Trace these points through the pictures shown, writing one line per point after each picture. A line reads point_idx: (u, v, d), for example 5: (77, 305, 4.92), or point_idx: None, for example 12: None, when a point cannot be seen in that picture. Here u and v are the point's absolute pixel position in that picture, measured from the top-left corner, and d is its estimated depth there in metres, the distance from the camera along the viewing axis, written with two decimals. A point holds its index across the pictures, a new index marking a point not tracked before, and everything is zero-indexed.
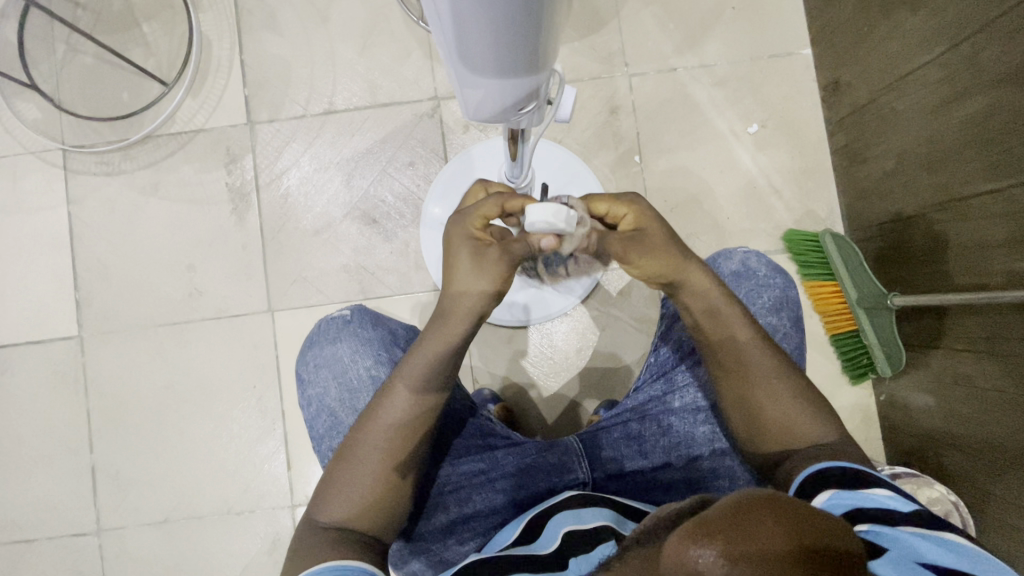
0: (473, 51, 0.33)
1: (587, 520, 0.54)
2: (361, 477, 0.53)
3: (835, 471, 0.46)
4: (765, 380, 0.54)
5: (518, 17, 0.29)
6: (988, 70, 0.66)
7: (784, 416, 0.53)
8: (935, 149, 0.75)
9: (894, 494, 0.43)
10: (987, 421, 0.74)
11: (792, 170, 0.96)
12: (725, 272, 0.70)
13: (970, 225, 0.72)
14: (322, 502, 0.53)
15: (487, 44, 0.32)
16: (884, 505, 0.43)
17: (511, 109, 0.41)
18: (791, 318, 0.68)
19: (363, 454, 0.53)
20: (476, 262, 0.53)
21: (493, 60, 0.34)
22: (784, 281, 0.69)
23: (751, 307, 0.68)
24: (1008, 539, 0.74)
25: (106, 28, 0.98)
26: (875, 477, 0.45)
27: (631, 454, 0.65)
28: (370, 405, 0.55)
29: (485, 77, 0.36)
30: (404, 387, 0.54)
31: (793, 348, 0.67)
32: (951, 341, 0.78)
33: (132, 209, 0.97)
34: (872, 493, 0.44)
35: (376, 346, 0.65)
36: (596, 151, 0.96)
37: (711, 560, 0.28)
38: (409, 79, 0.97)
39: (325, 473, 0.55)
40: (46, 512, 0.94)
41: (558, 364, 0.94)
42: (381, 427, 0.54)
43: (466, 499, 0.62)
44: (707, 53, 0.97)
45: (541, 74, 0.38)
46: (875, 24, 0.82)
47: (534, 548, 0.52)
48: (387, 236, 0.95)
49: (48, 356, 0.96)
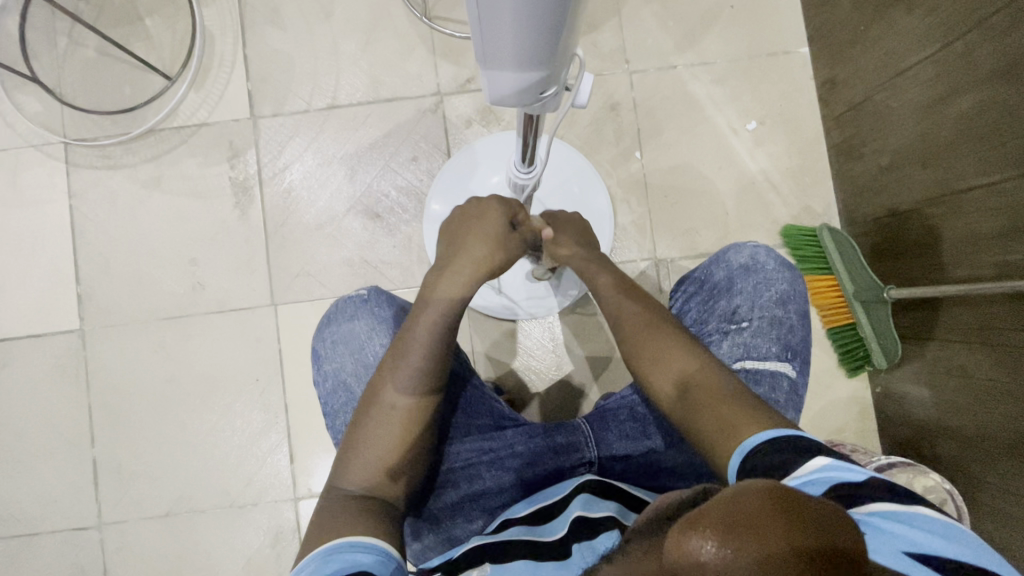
0: (493, 27, 0.32)
1: (595, 509, 0.55)
2: (385, 436, 0.54)
3: (779, 450, 0.44)
4: (687, 351, 0.56)
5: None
6: (984, 66, 0.68)
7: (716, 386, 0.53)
8: (930, 145, 0.77)
9: (829, 459, 0.43)
10: (981, 412, 0.75)
11: (789, 166, 0.97)
12: (734, 265, 0.71)
13: (964, 220, 0.74)
14: (344, 470, 0.54)
15: (511, 20, 0.31)
16: (832, 477, 0.41)
17: (529, 98, 0.40)
18: (796, 311, 0.69)
19: (377, 417, 0.55)
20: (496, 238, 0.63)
21: (531, 40, 0.33)
22: (792, 275, 0.71)
23: (757, 300, 0.69)
24: (1002, 527, 0.75)
25: (108, 22, 0.98)
26: (808, 444, 0.44)
27: (636, 436, 0.66)
28: (383, 368, 0.57)
29: (504, 59, 0.35)
30: (422, 345, 0.56)
31: (800, 341, 0.69)
32: (946, 332, 0.80)
33: (134, 202, 0.97)
34: (817, 466, 0.42)
35: (392, 325, 0.66)
36: (597, 147, 0.98)
37: (713, 552, 0.28)
38: (412, 74, 0.98)
39: (343, 442, 0.56)
40: (47, 505, 0.94)
41: (559, 356, 0.95)
42: (398, 386, 0.55)
43: (475, 476, 0.63)
44: (707, 50, 0.99)
45: (565, 55, 0.37)
46: (870, 23, 0.84)
47: (539, 535, 0.54)
48: (389, 230, 0.96)
49: (48, 349, 0.96)
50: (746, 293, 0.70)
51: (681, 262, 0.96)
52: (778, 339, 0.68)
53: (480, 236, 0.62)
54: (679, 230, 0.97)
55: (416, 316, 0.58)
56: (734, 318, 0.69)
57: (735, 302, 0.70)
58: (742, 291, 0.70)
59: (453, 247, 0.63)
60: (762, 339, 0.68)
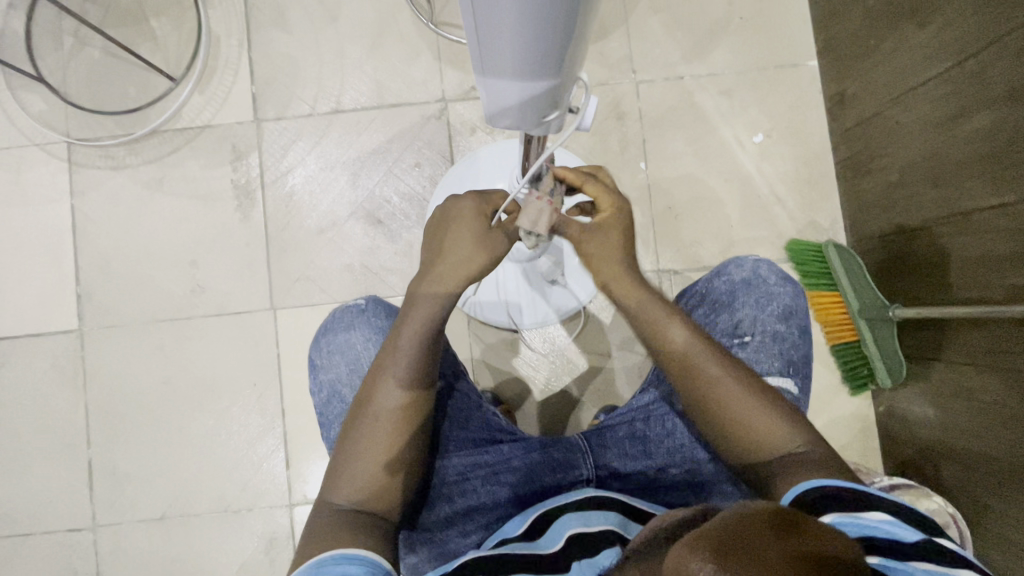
0: (493, 40, 0.31)
1: (594, 523, 0.54)
2: (373, 450, 0.53)
3: (833, 494, 0.45)
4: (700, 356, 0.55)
5: (546, 7, 0.27)
6: (996, 87, 0.67)
7: (761, 415, 0.53)
8: (939, 164, 0.76)
9: (893, 518, 0.43)
10: (987, 436, 0.74)
11: (796, 180, 0.96)
12: (735, 278, 0.70)
13: (973, 240, 0.73)
14: (333, 484, 0.53)
15: (511, 34, 0.30)
16: (888, 534, 0.42)
17: (531, 116, 0.39)
18: (798, 327, 0.68)
19: (369, 423, 0.54)
20: (479, 238, 0.57)
21: (524, 55, 0.32)
22: (793, 289, 0.70)
23: (760, 314, 0.68)
24: (1007, 553, 0.74)
25: (114, 22, 0.98)
26: (870, 498, 0.44)
27: (634, 453, 0.66)
28: (367, 382, 0.55)
29: (506, 72, 0.34)
30: (408, 355, 0.55)
31: (801, 356, 0.68)
32: (952, 353, 0.79)
33: (136, 203, 0.97)
34: (872, 519, 0.43)
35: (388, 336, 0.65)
36: (602, 157, 0.97)
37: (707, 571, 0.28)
38: (417, 80, 0.97)
39: (332, 456, 0.55)
40: (42, 504, 0.94)
41: (559, 367, 0.94)
42: (386, 398, 0.54)
43: (470, 490, 0.63)
44: (715, 62, 0.98)
45: (564, 76, 0.36)
46: (881, 38, 0.83)
47: (536, 548, 0.53)
48: (391, 236, 0.96)
49: (47, 348, 0.95)
50: (748, 307, 0.69)
51: (685, 274, 0.95)
52: (779, 354, 0.67)
53: (465, 235, 0.57)
54: (684, 242, 0.96)
55: (402, 318, 0.56)
56: (736, 332, 0.68)
57: (737, 315, 0.69)
58: (745, 304, 0.69)
59: (431, 245, 0.58)
60: (764, 354, 0.67)
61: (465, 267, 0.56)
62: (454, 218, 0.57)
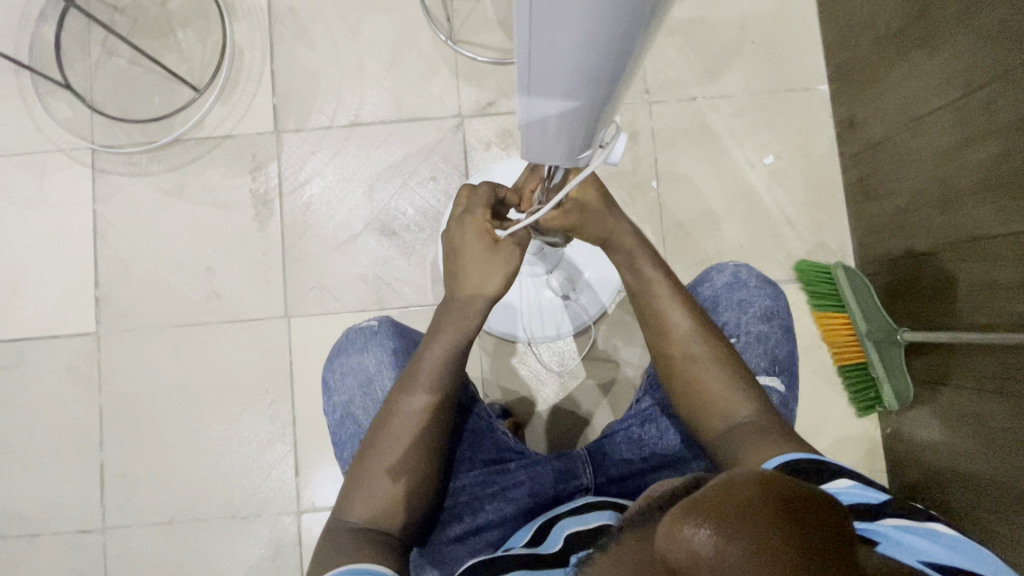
0: (545, 61, 0.29)
1: (589, 521, 0.55)
2: (389, 469, 0.54)
3: (802, 465, 0.47)
4: (698, 343, 0.58)
5: (613, 14, 0.25)
6: (1002, 119, 0.68)
7: (714, 394, 0.56)
8: (948, 190, 0.77)
9: (856, 482, 0.45)
10: (993, 460, 0.75)
11: (805, 202, 0.98)
12: (717, 285, 0.71)
13: (980, 266, 0.74)
14: (350, 503, 0.54)
15: (569, 46, 0.28)
16: (860, 497, 0.44)
17: (577, 140, 0.38)
18: (781, 326, 0.69)
19: (388, 441, 0.55)
20: (489, 258, 0.57)
21: (579, 74, 0.30)
22: (772, 292, 0.71)
23: (742, 317, 0.69)
24: None
25: (142, 33, 1.00)
26: (834, 467, 0.46)
27: (632, 458, 0.67)
28: (387, 402, 0.57)
29: (552, 93, 0.32)
30: (429, 376, 0.56)
31: (786, 355, 0.69)
32: (959, 377, 0.79)
33: (157, 209, 0.99)
34: (839, 485, 0.45)
35: (398, 359, 0.66)
36: (614, 173, 0.99)
37: (706, 537, 0.27)
38: (435, 95, 0.99)
39: (348, 476, 0.56)
40: (53, 506, 0.95)
41: (568, 381, 0.95)
42: (405, 419, 0.56)
43: (479, 509, 0.63)
44: (727, 84, 1.00)
45: (612, 97, 0.34)
46: (892, 66, 0.84)
47: (539, 549, 0.54)
48: (405, 248, 0.97)
49: (63, 350, 0.97)
50: (731, 311, 0.70)
51: None
52: (764, 356, 0.68)
53: (477, 259, 0.57)
54: (693, 260, 0.97)
55: (426, 344, 0.58)
56: None
57: (722, 320, 0.70)
58: (728, 308, 0.70)
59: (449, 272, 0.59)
60: (750, 354, 0.68)
61: (481, 290, 0.58)
62: (460, 243, 0.58)
